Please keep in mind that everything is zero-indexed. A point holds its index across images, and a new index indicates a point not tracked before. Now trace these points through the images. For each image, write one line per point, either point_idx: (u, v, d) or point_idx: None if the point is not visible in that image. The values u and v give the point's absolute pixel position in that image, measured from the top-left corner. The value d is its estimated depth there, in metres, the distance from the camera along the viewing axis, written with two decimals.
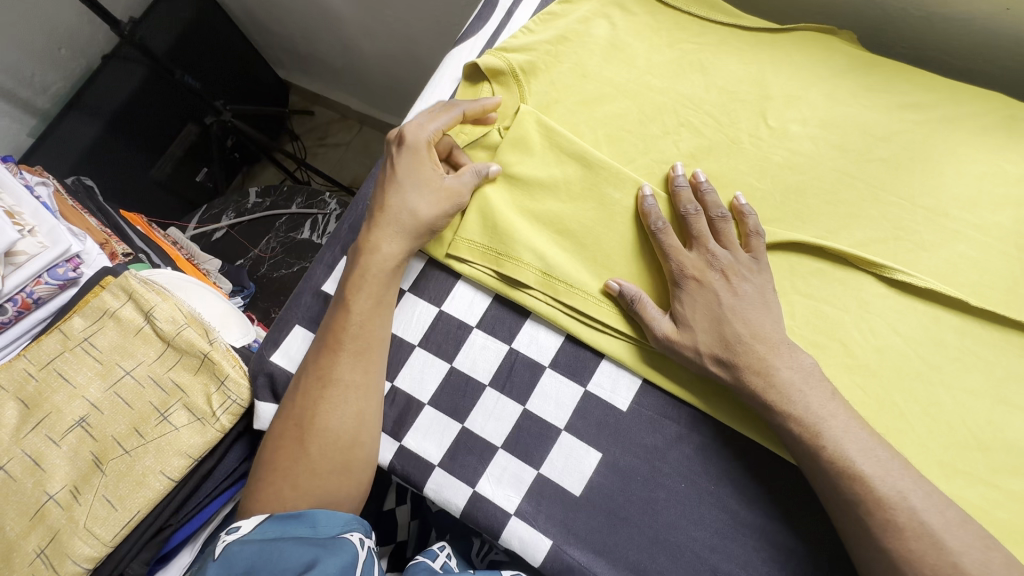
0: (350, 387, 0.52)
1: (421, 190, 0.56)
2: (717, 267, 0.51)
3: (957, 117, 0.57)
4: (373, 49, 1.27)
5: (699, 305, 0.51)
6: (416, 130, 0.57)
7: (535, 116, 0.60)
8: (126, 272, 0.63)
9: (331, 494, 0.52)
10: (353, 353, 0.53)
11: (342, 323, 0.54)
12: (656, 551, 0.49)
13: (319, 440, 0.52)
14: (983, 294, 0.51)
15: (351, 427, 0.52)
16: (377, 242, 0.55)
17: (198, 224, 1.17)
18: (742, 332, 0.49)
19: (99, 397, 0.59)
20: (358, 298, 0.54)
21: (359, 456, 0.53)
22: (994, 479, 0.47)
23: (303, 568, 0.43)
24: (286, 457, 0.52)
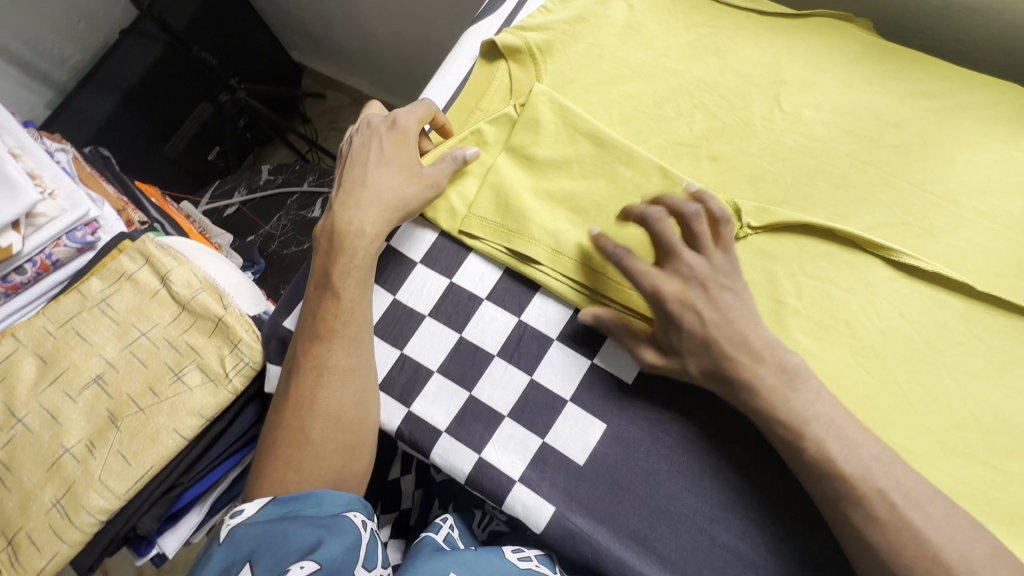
0: (346, 371, 0.53)
1: (403, 173, 0.58)
2: (695, 282, 0.50)
3: (971, 107, 0.57)
4: (388, 32, 1.28)
5: (686, 331, 0.49)
6: (397, 115, 0.60)
7: (550, 94, 0.61)
8: (143, 237, 0.64)
9: (335, 476, 0.53)
10: (345, 339, 0.54)
11: (331, 311, 0.55)
12: (657, 521, 0.50)
13: (319, 424, 0.53)
14: (989, 279, 0.52)
15: (349, 411, 0.53)
16: (360, 228, 0.56)
17: (211, 200, 1.19)
18: (731, 349, 0.48)
19: (115, 356, 0.60)
20: (346, 284, 0.55)
21: (361, 437, 0.54)
22: (993, 460, 0.48)
23: (305, 549, 0.44)
24: (289, 447, 0.52)
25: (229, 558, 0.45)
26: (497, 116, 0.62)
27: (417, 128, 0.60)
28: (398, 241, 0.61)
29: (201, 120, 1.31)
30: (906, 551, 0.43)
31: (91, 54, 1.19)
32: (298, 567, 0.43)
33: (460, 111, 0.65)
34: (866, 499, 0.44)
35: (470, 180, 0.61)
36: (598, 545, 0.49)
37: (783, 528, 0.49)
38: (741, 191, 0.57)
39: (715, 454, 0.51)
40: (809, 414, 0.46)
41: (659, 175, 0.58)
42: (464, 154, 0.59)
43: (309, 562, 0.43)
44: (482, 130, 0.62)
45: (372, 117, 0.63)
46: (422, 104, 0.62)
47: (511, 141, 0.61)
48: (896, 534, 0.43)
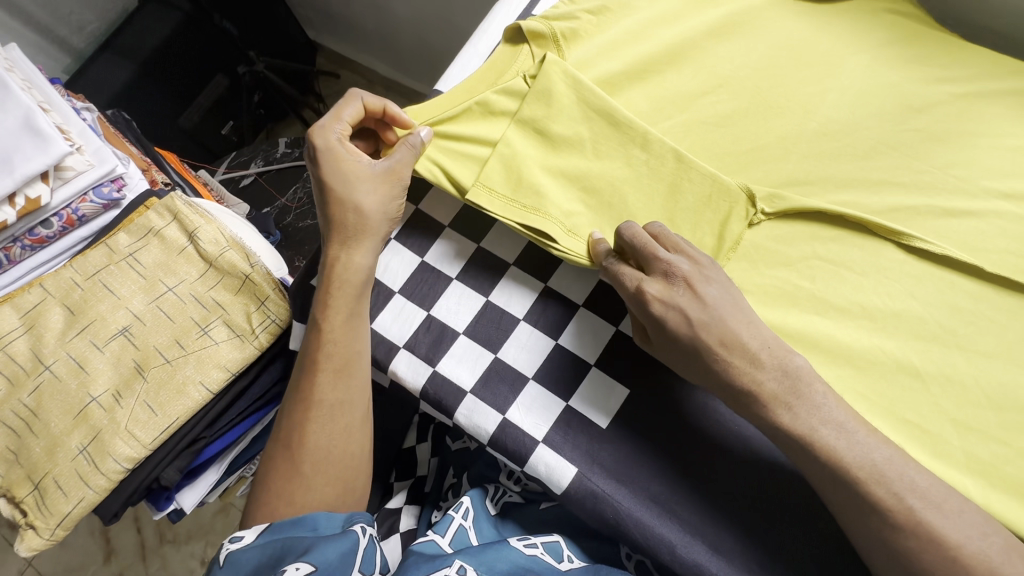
0: (332, 404, 0.54)
1: (361, 186, 0.56)
2: (679, 279, 0.50)
3: (995, 93, 0.57)
4: (406, 12, 1.27)
5: (670, 325, 0.49)
6: (321, 129, 0.57)
7: (563, 65, 0.59)
8: (170, 194, 0.64)
9: (330, 504, 0.53)
10: (330, 372, 0.54)
11: (316, 347, 0.54)
12: (678, 484, 0.51)
13: (310, 457, 0.53)
14: (1012, 261, 0.52)
15: (340, 442, 0.54)
16: (349, 258, 0.56)
17: (227, 170, 1.19)
18: (716, 342, 0.48)
19: (141, 309, 0.60)
20: (331, 316, 0.54)
21: (352, 466, 0.55)
22: (1005, 436, 0.48)
23: (302, 553, 0.47)
24: (282, 478, 0.53)
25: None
26: (508, 87, 0.61)
27: (340, 139, 0.57)
28: (426, 204, 0.62)
29: (216, 93, 1.31)
30: (932, 533, 0.43)
31: (109, 20, 1.18)
32: (294, 567, 0.45)
33: (477, 80, 0.63)
34: (897, 483, 0.44)
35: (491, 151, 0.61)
36: (619, 506, 0.50)
37: (805, 496, 0.50)
38: (765, 171, 0.58)
39: (740, 421, 0.52)
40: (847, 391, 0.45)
41: (674, 158, 0.57)
42: (419, 137, 0.57)
43: (304, 564, 0.45)
44: (489, 100, 0.60)
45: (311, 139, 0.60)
46: (347, 102, 0.58)
47: (522, 113, 0.60)
48: (936, 515, 0.43)
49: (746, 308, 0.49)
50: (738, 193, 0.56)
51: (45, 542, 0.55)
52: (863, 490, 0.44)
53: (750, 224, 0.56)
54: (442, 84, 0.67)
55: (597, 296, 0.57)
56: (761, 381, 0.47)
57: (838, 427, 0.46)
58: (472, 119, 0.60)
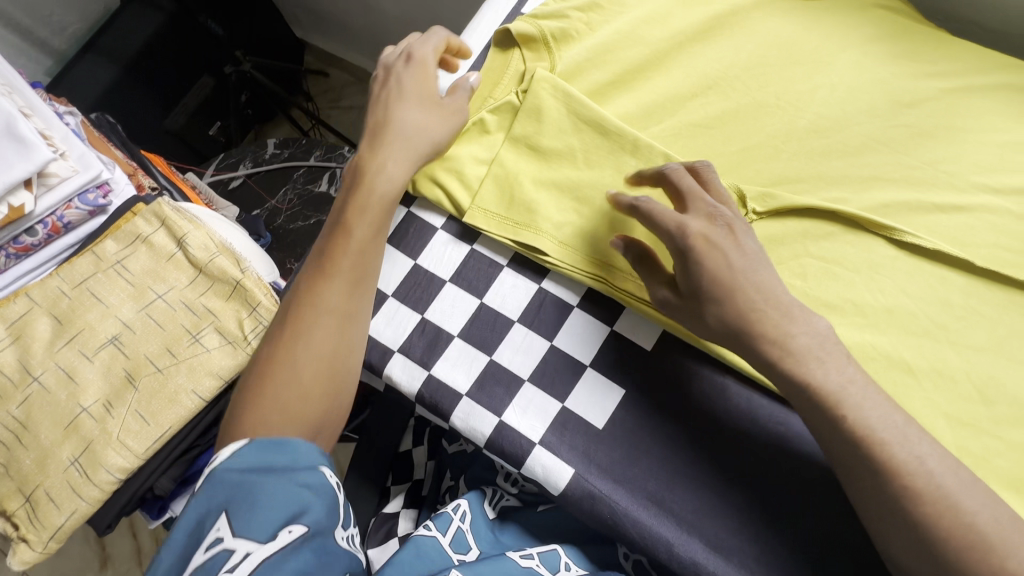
0: (338, 309, 0.51)
1: (426, 102, 0.57)
2: (720, 223, 0.49)
3: (982, 88, 0.58)
4: (394, 10, 1.26)
5: (710, 266, 0.47)
6: (409, 47, 0.60)
7: (552, 80, 0.60)
8: (158, 200, 0.64)
9: (310, 422, 0.48)
10: (347, 276, 0.52)
11: (340, 250, 0.52)
12: (674, 483, 0.51)
13: (306, 360, 0.49)
14: (1000, 255, 0.53)
15: (337, 354, 0.50)
16: (383, 164, 0.54)
17: (216, 172, 1.17)
18: (754, 294, 0.46)
19: (131, 318, 0.60)
20: (358, 219, 0.53)
21: (342, 385, 0.50)
22: (995, 429, 0.49)
23: (291, 516, 0.40)
24: (269, 376, 0.48)
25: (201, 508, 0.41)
26: (501, 105, 0.61)
27: (430, 56, 0.59)
28: (419, 208, 0.62)
29: (202, 94, 1.29)
30: None
31: (91, 21, 1.16)
32: (286, 530, 0.40)
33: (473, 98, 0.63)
34: None
35: (481, 153, 0.61)
36: (617, 505, 0.50)
37: (801, 492, 0.50)
38: (756, 170, 0.58)
39: (737, 419, 0.52)
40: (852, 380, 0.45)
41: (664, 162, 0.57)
42: (471, 82, 0.60)
43: (298, 527, 0.40)
44: (484, 119, 0.61)
45: (384, 55, 0.62)
46: (435, 33, 0.62)
47: (514, 130, 0.60)
48: None
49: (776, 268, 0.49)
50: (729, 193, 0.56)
51: (38, 555, 0.54)
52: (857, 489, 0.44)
53: None
54: None
55: (595, 292, 0.57)
56: (793, 334, 0.46)
57: (861, 391, 0.45)
58: (468, 139, 0.61)
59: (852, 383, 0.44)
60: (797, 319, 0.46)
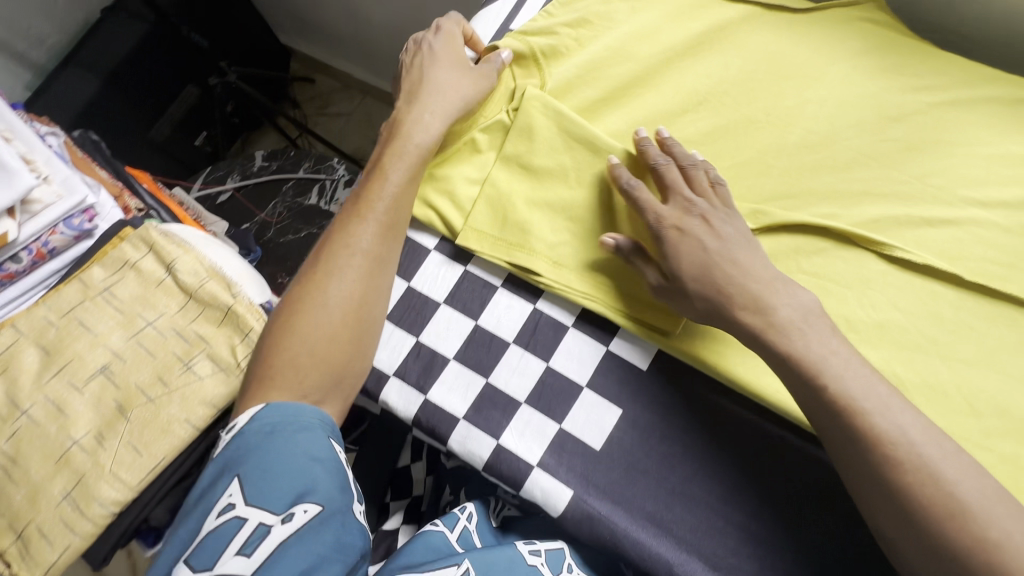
0: (367, 255, 0.54)
1: (457, 68, 0.60)
2: (695, 213, 0.52)
3: (968, 101, 0.58)
4: (381, 17, 1.25)
5: (684, 252, 0.50)
6: (439, 23, 0.64)
7: (543, 98, 0.59)
8: (146, 224, 0.63)
9: (338, 357, 0.52)
10: (378, 224, 0.55)
11: (371, 200, 0.56)
12: (673, 502, 0.51)
13: (337, 300, 0.53)
14: (988, 268, 0.53)
15: (365, 297, 0.54)
16: (418, 121, 0.58)
17: (203, 186, 1.16)
18: (730, 274, 0.49)
19: (121, 346, 0.59)
20: (393, 171, 0.57)
21: (369, 327, 0.54)
22: (988, 442, 0.49)
23: (301, 492, 0.43)
24: (304, 312, 0.52)
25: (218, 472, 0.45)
26: (492, 124, 0.61)
27: (457, 33, 0.63)
28: (411, 230, 0.61)
29: (187, 104, 1.27)
30: None
31: (71, 32, 1.13)
32: (301, 510, 0.42)
33: None
34: None
35: (473, 173, 0.61)
36: (616, 527, 0.50)
37: (799, 509, 0.50)
38: (747, 186, 0.58)
39: (733, 437, 0.52)
40: (850, 399, 0.45)
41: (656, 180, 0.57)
42: (501, 57, 0.61)
43: (311, 505, 0.43)
44: (475, 138, 0.61)
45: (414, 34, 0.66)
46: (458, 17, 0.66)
47: (505, 149, 0.60)
48: None
49: (758, 251, 0.51)
50: None
51: None
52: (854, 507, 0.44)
53: None
54: None
55: (590, 312, 0.57)
56: (776, 306, 0.48)
57: (845, 361, 0.46)
58: (459, 159, 0.61)
59: (835, 352, 0.46)
60: (795, 333, 0.47)
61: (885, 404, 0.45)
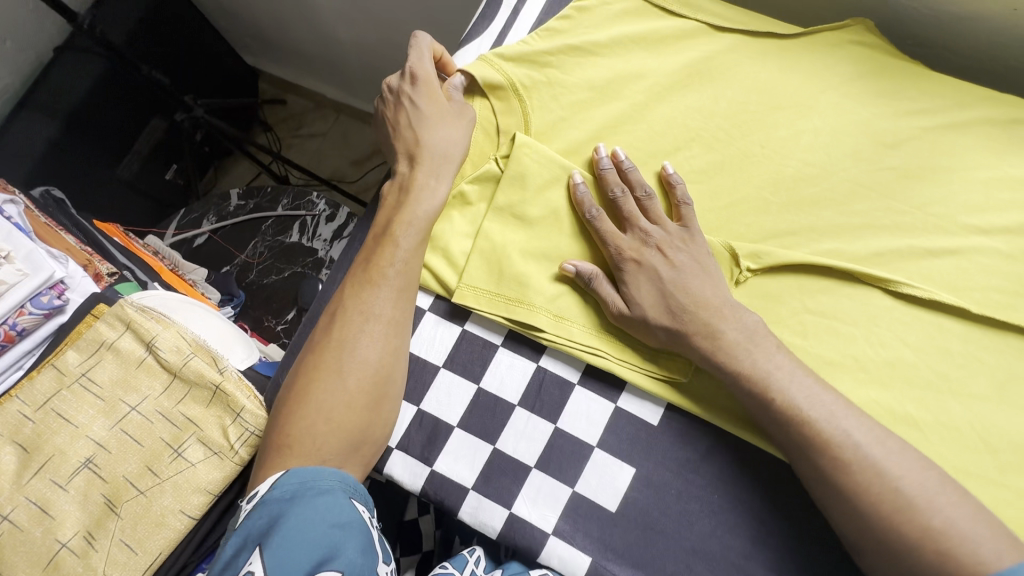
0: (383, 321, 0.52)
1: (451, 120, 0.57)
2: (652, 244, 0.53)
3: (964, 123, 0.57)
4: (352, 38, 1.21)
5: (642, 283, 0.52)
6: (412, 65, 0.58)
7: (533, 145, 0.57)
8: (119, 301, 0.59)
9: (361, 431, 0.50)
10: (392, 288, 0.53)
11: (385, 259, 0.54)
12: (693, 561, 0.50)
13: (355, 373, 0.50)
14: (992, 297, 0.53)
15: (385, 366, 0.51)
16: (425, 180, 0.56)
17: (178, 230, 1.11)
18: (686, 303, 0.50)
19: (104, 436, 0.56)
20: (405, 233, 0.54)
21: (389, 395, 0.52)
22: (1003, 478, 0.49)
23: (321, 557, 0.41)
24: (322, 388, 0.50)
25: (241, 542, 0.43)
26: (481, 173, 0.58)
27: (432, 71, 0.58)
28: None
29: (154, 139, 1.22)
30: None
31: (23, 75, 1.07)
32: None
33: None
34: None
35: (464, 227, 0.59)
36: None
37: (822, 559, 0.49)
38: (747, 225, 0.56)
39: (749, 489, 0.51)
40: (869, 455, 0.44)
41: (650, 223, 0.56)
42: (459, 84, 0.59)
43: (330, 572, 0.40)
44: (464, 190, 0.59)
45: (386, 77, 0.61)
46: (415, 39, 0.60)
47: (497, 200, 0.57)
48: None
49: (715, 275, 0.52)
50: (721, 251, 0.55)
51: None
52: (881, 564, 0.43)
53: (736, 283, 0.55)
54: None
55: (596, 368, 0.55)
56: (723, 330, 0.49)
57: (789, 375, 0.48)
58: (448, 212, 0.59)
59: (779, 368, 0.48)
60: (742, 352, 0.49)
61: (899, 459, 0.44)
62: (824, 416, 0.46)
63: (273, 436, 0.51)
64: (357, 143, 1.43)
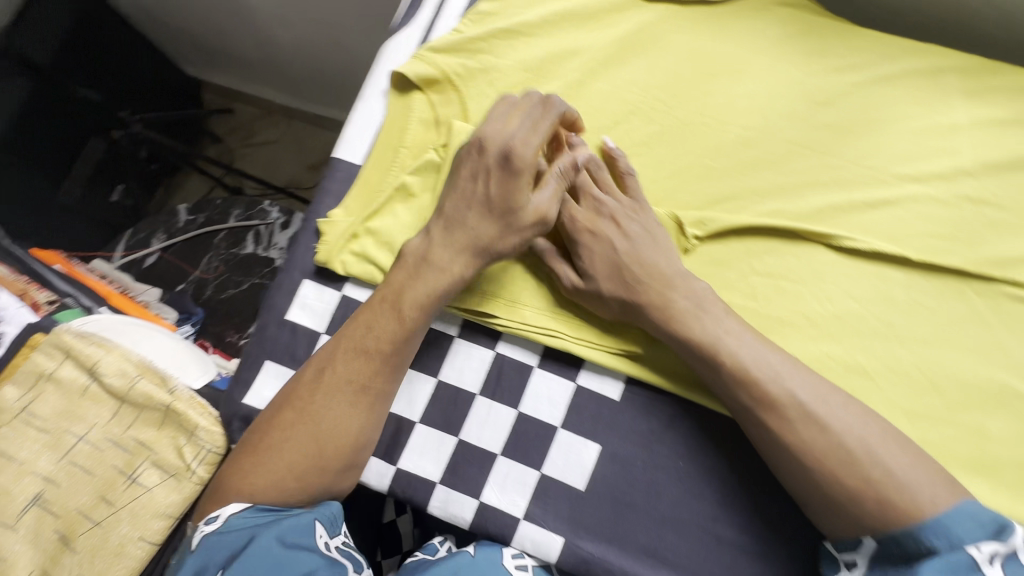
0: (372, 394, 0.49)
1: (517, 218, 0.49)
2: (605, 215, 0.53)
3: (892, 76, 0.58)
4: (292, 40, 1.17)
5: (596, 254, 0.52)
6: (515, 146, 0.48)
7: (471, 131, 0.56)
8: (57, 328, 0.57)
9: (327, 488, 0.49)
10: (386, 363, 0.49)
11: (384, 329, 0.49)
12: (664, 530, 0.50)
13: (333, 441, 0.48)
14: (929, 243, 0.54)
15: (366, 436, 0.49)
16: (450, 261, 0.50)
17: (125, 252, 1.07)
18: (640, 271, 0.51)
19: (52, 470, 0.53)
20: (410, 307, 0.49)
21: (363, 459, 0.50)
22: (952, 416, 0.51)
23: None
24: (297, 454, 0.47)
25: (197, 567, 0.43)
26: (422, 164, 0.57)
27: (534, 153, 0.49)
28: (355, 287, 0.57)
29: (94, 160, 1.15)
30: None
31: None
32: None
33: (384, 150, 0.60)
34: None
35: (410, 221, 0.57)
36: (612, 566, 0.50)
37: (789, 513, 0.50)
38: (691, 193, 0.57)
39: (714, 452, 0.52)
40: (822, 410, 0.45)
41: None
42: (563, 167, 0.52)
43: None
44: (406, 182, 0.57)
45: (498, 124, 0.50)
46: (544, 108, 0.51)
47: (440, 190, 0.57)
48: None
49: (666, 242, 0.53)
50: (667, 221, 0.55)
51: None
52: (843, 512, 0.44)
53: (685, 252, 0.55)
54: (341, 151, 0.61)
55: (554, 349, 0.54)
56: (672, 300, 0.50)
57: (741, 338, 0.48)
58: (393, 207, 0.58)
59: (730, 331, 0.48)
60: (693, 320, 0.49)
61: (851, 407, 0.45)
62: (777, 374, 0.47)
63: (230, 470, 0.48)
64: (310, 148, 1.40)
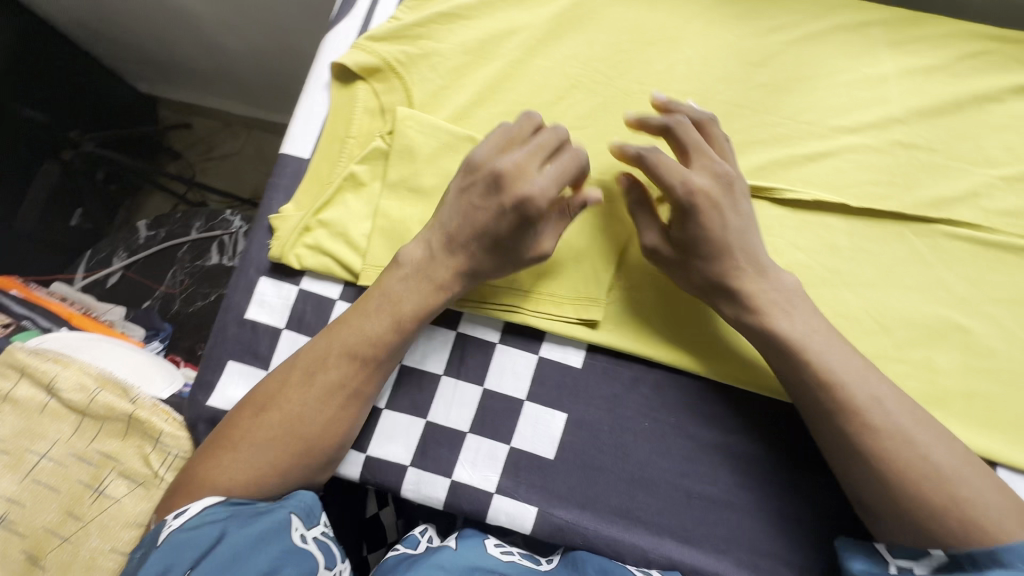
0: (360, 397, 0.50)
1: (512, 257, 0.50)
2: (724, 181, 0.50)
3: (821, 32, 0.60)
4: (243, 47, 1.16)
5: (712, 217, 0.48)
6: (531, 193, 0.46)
7: (415, 116, 0.56)
8: (9, 347, 0.56)
9: (303, 482, 0.49)
10: (376, 368, 0.50)
11: (376, 334, 0.50)
12: (635, 490, 0.51)
13: (319, 439, 0.48)
14: (867, 191, 0.56)
15: (349, 435, 0.50)
16: (443, 277, 0.50)
17: (86, 273, 1.04)
18: (745, 244, 0.49)
19: (15, 491, 0.52)
20: (402, 312, 0.50)
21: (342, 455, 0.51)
22: (901, 353, 0.52)
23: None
24: (284, 451, 0.47)
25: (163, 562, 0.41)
26: (369, 153, 0.57)
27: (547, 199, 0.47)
28: (313, 280, 0.57)
29: (48, 185, 1.13)
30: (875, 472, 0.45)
31: None
32: None
33: (330, 143, 0.60)
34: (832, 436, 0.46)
35: (362, 210, 0.57)
36: (586, 530, 0.50)
37: (754, 461, 0.52)
38: None
39: (679, 410, 0.53)
40: None
41: None
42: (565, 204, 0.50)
43: None
44: (355, 172, 0.57)
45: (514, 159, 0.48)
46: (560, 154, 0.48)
47: (390, 176, 0.57)
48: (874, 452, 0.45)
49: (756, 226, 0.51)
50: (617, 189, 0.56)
51: None
52: None
53: None
54: (288, 147, 0.61)
55: (515, 324, 0.55)
56: None
57: None
58: (344, 197, 0.58)
59: None
60: None
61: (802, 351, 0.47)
62: None
63: (202, 465, 0.48)
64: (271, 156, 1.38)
